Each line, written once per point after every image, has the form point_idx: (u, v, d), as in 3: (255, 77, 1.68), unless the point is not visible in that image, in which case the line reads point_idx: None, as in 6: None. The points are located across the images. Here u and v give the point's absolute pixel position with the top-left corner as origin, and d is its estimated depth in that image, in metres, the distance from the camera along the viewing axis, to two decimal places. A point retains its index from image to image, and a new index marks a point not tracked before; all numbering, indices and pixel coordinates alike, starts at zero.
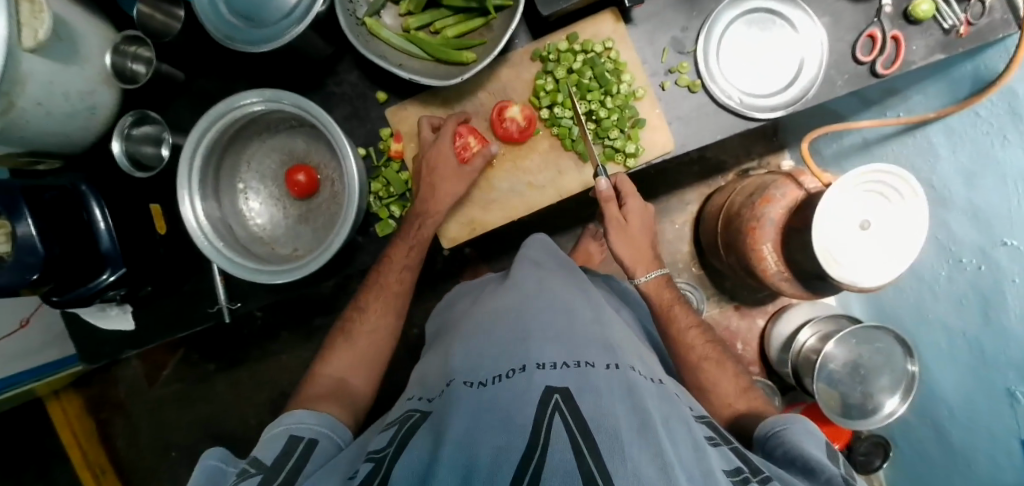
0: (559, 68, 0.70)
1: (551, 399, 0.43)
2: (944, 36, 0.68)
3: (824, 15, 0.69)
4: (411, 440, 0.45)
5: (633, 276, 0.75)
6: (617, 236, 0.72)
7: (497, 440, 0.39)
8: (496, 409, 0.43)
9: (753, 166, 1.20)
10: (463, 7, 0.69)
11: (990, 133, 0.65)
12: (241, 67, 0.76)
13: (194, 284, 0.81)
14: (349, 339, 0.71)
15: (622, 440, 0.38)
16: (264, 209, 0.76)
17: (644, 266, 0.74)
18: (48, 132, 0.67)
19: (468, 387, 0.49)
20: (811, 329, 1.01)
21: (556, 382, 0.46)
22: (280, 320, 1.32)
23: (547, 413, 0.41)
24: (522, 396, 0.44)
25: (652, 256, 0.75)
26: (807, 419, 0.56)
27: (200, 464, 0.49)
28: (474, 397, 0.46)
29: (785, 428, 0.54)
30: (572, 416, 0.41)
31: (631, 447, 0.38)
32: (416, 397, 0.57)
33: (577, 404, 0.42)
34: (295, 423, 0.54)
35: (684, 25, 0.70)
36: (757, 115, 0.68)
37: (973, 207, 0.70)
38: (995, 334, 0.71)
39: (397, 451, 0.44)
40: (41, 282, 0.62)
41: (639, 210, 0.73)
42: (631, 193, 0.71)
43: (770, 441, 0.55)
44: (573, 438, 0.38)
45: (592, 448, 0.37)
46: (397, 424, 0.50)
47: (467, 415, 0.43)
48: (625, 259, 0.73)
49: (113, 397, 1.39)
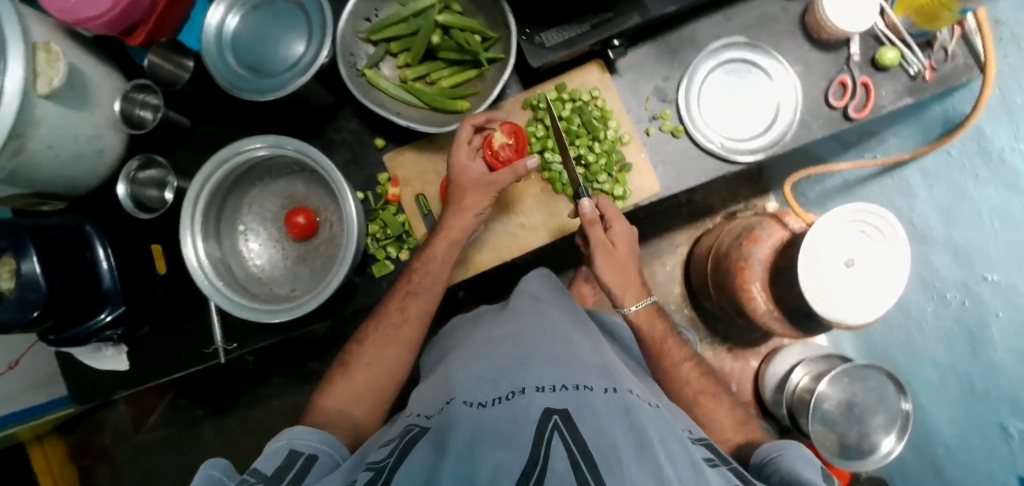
0: (549, 116, 0.73)
1: (551, 419, 0.45)
2: (911, 81, 0.72)
3: (797, 64, 0.74)
4: (413, 451, 0.45)
5: (622, 305, 0.72)
6: (605, 262, 0.69)
7: (498, 457, 0.40)
8: (496, 428, 0.44)
9: (740, 208, 1.23)
10: (457, 60, 0.74)
11: (963, 172, 0.68)
12: (245, 115, 0.80)
13: (193, 325, 0.82)
14: (353, 364, 0.70)
15: (621, 459, 0.40)
16: (263, 250, 0.77)
17: (633, 295, 0.72)
18: (54, 173, 0.69)
19: (468, 406, 0.50)
20: (804, 369, 1.03)
21: (555, 403, 0.48)
22: (273, 363, 1.31)
23: (547, 430, 0.43)
24: (522, 416, 0.45)
25: (641, 283, 0.72)
26: (803, 445, 0.56)
27: (199, 474, 0.44)
28: (473, 416, 0.47)
29: (781, 454, 0.54)
30: (571, 435, 0.42)
31: (629, 465, 0.40)
32: (415, 413, 0.57)
33: (576, 423, 0.44)
34: (296, 438, 0.53)
35: (666, 75, 0.74)
36: (739, 158, 0.71)
37: (953, 243, 0.73)
38: (983, 364, 0.72)
39: (397, 463, 0.44)
40: (40, 319, 0.63)
41: (625, 233, 0.70)
42: (616, 216, 0.69)
43: (767, 467, 0.55)
44: (571, 454, 0.40)
45: (592, 465, 0.38)
46: (397, 438, 0.50)
47: (467, 433, 0.44)
48: (614, 287, 0.71)
49: (98, 444, 1.37)
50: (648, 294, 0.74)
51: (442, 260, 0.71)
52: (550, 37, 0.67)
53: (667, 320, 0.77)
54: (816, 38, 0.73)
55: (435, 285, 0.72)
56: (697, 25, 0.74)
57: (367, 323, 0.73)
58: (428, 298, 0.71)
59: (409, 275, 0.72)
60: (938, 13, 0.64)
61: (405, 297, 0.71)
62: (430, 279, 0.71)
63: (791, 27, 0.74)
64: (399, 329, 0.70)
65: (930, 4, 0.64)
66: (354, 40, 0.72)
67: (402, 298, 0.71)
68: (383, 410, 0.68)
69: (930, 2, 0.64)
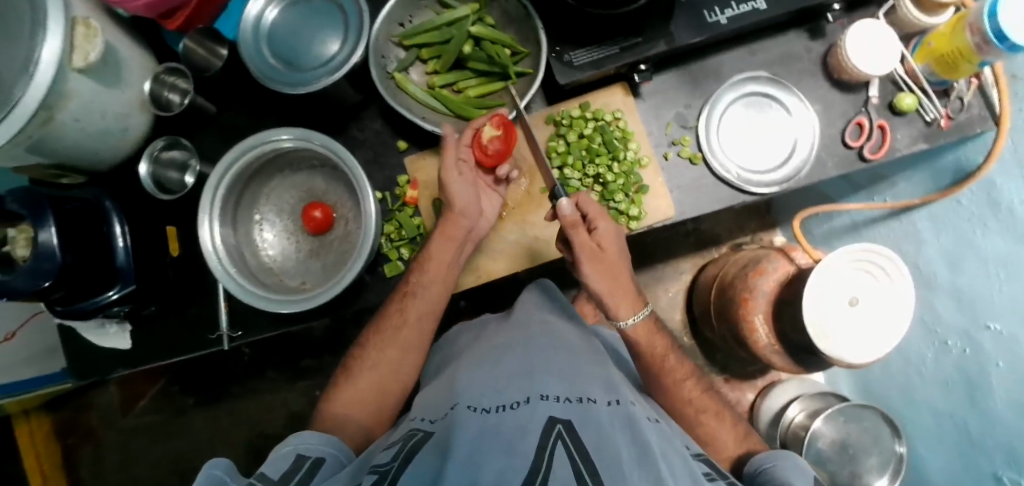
0: (571, 132, 0.74)
1: (555, 429, 0.45)
2: (927, 127, 0.73)
3: (816, 102, 0.75)
4: (418, 455, 0.46)
5: (616, 319, 0.67)
6: (590, 265, 0.64)
7: (501, 463, 0.40)
8: (501, 434, 0.45)
9: (746, 240, 1.24)
10: (485, 71, 0.76)
11: (972, 220, 0.69)
12: (271, 107, 0.80)
13: (198, 309, 0.82)
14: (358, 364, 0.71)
15: (624, 473, 0.41)
16: (277, 241, 0.78)
17: (627, 306, 0.67)
18: (78, 146, 0.70)
19: (472, 410, 0.50)
20: (800, 405, 1.02)
21: (559, 413, 0.49)
22: (268, 357, 1.31)
23: (551, 442, 0.43)
24: (526, 424, 0.46)
25: (634, 293, 0.67)
26: (797, 455, 0.56)
27: (202, 474, 0.44)
28: (477, 420, 0.47)
29: (773, 465, 0.55)
30: (576, 447, 0.43)
31: (632, 479, 0.41)
32: (418, 418, 0.57)
33: (580, 435, 0.45)
34: (303, 443, 0.54)
35: (688, 103, 0.76)
36: (753, 189, 0.72)
37: (958, 290, 0.74)
38: (979, 412, 0.73)
39: (402, 466, 0.44)
40: (51, 289, 0.63)
41: (612, 233, 0.66)
42: (600, 215, 0.65)
43: (759, 477, 0.55)
44: (575, 466, 0.41)
45: (595, 479, 0.40)
46: (401, 441, 0.50)
47: (471, 435, 0.44)
48: (603, 296, 0.65)
49: (84, 424, 1.36)
50: (644, 305, 0.68)
51: (439, 261, 0.70)
52: (578, 56, 0.69)
53: (667, 333, 0.72)
54: (836, 78, 0.74)
55: (438, 288, 0.71)
56: (721, 57, 0.76)
57: (374, 323, 0.74)
58: (428, 300, 0.71)
59: (409, 276, 0.72)
60: (957, 64, 0.65)
61: (405, 297, 0.72)
62: (435, 281, 0.71)
63: (812, 66, 0.75)
64: (400, 331, 0.71)
65: (949, 54, 0.65)
66: (387, 43, 0.74)
67: (401, 298, 0.72)
68: (381, 410, 0.68)
69: (949, 52, 0.65)
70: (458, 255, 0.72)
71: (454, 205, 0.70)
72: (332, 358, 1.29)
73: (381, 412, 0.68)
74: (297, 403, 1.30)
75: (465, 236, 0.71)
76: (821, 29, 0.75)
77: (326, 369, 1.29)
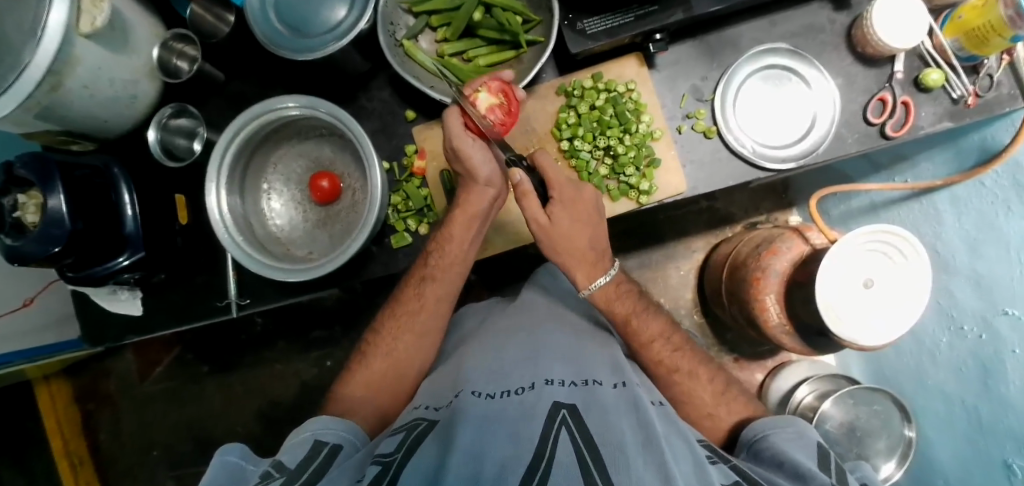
0: (583, 103, 0.73)
1: (559, 415, 0.46)
2: (952, 105, 0.70)
3: (838, 76, 0.73)
4: (422, 447, 0.46)
5: (579, 288, 0.69)
6: (545, 239, 0.67)
7: (501, 452, 0.41)
8: (503, 421, 0.46)
9: (760, 220, 1.21)
10: (497, 40, 0.75)
11: (995, 203, 0.67)
12: (279, 75, 0.79)
13: (207, 278, 0.82)
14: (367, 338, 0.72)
15: (628, 454, 0.41)
16: (284, 211, 0.78)
17: (585, 274, 0.69)
18: (88, 113, 0.70)
19: (477, 396, 0.51)
20: (808, 387, 1.01)
21: (564, 399, 0.49)
22: (279, 328, 1.33)
23: (554, 427, 0.44)
24: (532, 411, 0.47)
25: (593, 260, 0.68)
26: (801, 423, 0.55)
27: (216, 460, 0.49)
28: (483, 406, 0.48)
29: (773, 433, 0.54)
30: (580, 432, 0.43)
31: (636, 462, 0.41)
32: (424, 406, 0.57)
33: (585, 421, 0.45)
34: (320, 429, 0.55)
35: (704, 75, 0.73)
36: (768, 165, 0.71)
37: (976, 275, 0.72)
38: (993, 403, 0.71)
39: (407, 458, 0.45)
40: (62, 255, 0.64)
41: (569, 200, 0.66)
42: (557, 180, 0.66)
43: (757, 443, 0.54)
44: (579, 452, 0.41)
45: (598, 462, 0.40)
46: (404, 430, 0.51)
47: (476, 424, 0.45)
48: (566, 266, 0.68)
49: (102, 389, 1.39)
50: (609, 264, 0.70)
51: (461, 240, 0.69)
52: (591, 25, 0.67)
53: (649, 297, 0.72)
54: (861, 51, 0.71)
55: (457, 271, 0.72)
56: (741, 28, 0.73)
57: (392, 308, 0.74)
58: (444, 281, 0.71)
59: (427, 259, 0.72)
60: (988, 39, 0.62)
61: (421, 282, 0.72)
62: (436, 256, 0.71)
63: (836, 38, 0.73)
64: (416, 319, 0.72)
65: (980, 28, 0.62)
66: (396, 9, 0.73)
67: (417, 283, 0.72)
68: (387, 380, 0.68)
69: (980, 26, 0.62)
70: (480, 230, 0.70)
71: (476, 178, 0.66)
72: (343, 329, 1.30)
73: (390, 379, 0.68)
74: (308, 373, 1.31)
75: (488, 208, 0.69)
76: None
77: (336, 340, 1.30)
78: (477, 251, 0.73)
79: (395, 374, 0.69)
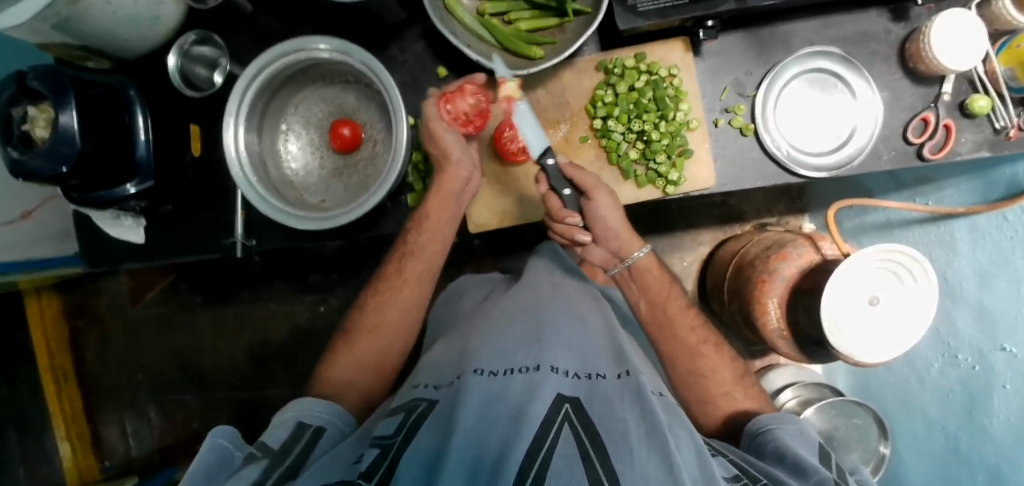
0: (622, 83, 0.71)
1: (562, 408, 0.44)
2: (994, 135, 0.68)
3: (883, 89, 0.70)
4: (422, 430, 0.46)
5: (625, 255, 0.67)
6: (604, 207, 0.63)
7: (501, 437, 0.41)
8: (506, 404, 0.45)
9: (771, 221, 1.20)
10: (541, 4, 0.71)
11: (1014, 238, 0.66)
12: (309, 14, 0.76)
13: (214, 212, 0.81)
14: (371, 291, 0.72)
15: (631, 444, 0.41)
16: (301, 155, 0.76)
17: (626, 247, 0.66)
18: (109, 30, 0.67)
19: (479, 374, 0.50)
20: (794, 391, 0.98)
21: (567, 391, 0.48)
22: (276, 270, 1.32)
23: (558, 419, 0.43)
24: (534, 394, 0.46)
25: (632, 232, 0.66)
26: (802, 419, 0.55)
27: (207, 442, 0.47)
28: (485, 385, 0.48)
29: (776, 427, 0.54)
30: (582, 425, 0.42)
31: (639, 455, 0.40)
32: (425, 384, 0.56)
33: (587, 413, 0.44)
34: (305, 411, 0.57)
35: (749, 70, 0.71)
36: (801, 171, 0.69)
37: (982, 308, 0.71)
38: (979, 437, 0.72)
39: (406, 441, 0.45)
40: (70, 175, 0.62)
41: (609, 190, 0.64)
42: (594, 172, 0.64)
43: (758, 436, 0.54)
44: (580, 442, 0.40)
45: (599, 451, 0.39)
46: (403, 411, 0.50)
47: (476, 404, 0.45)
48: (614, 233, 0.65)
49: (93, 307, 1.38)
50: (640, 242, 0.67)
51: (439, 216, 0.68)
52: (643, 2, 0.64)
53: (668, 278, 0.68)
54: (912, 67, 0.69)
55: (436, 249, 0.70)
56: (795, 26, 0.70)
57: (376, 284, 0.74)
58: (426, 259, 0.71)
59: (406, 236, 0.71)
60: None
61: (402, 258, 0.71)
62: (431, 239, 0.69)
63: (887, 49, 0.70)
64: (399, 292, 0.71)
65: None
66: None
67: (399, 259, 0.71)
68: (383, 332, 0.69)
69: None
70: (457, 209, 0.70)
71: (447, 156, 0.65)
72: (340, 278, 1.29)
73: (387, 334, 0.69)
74: (301, 318, 1.31)
75: (462, 187, 0.68)
76: (906, 11, 0.69)
77: (332, 288, 1.30)
78: (458, 227, 0.71)
79: (394, 324, 0.70)
